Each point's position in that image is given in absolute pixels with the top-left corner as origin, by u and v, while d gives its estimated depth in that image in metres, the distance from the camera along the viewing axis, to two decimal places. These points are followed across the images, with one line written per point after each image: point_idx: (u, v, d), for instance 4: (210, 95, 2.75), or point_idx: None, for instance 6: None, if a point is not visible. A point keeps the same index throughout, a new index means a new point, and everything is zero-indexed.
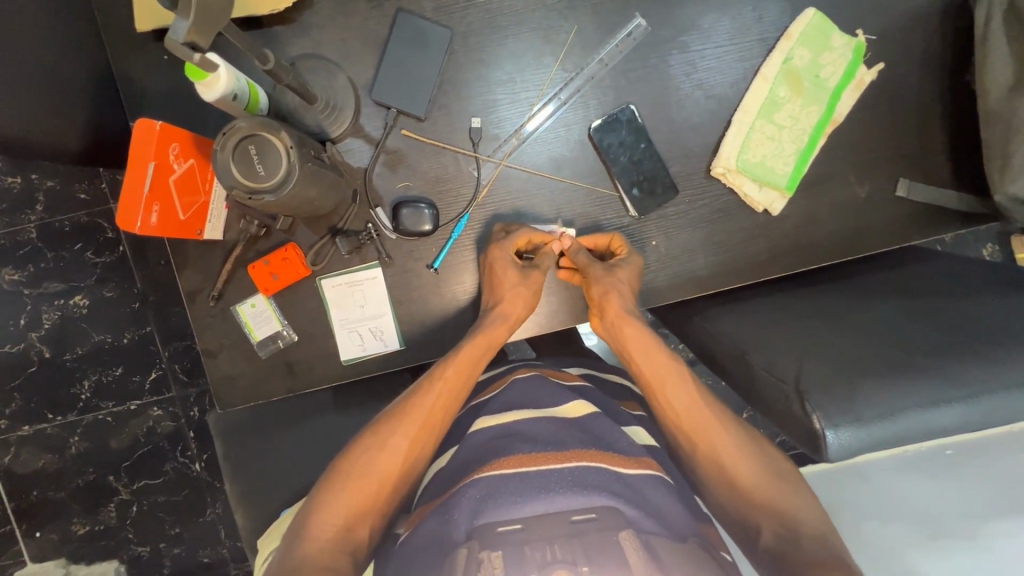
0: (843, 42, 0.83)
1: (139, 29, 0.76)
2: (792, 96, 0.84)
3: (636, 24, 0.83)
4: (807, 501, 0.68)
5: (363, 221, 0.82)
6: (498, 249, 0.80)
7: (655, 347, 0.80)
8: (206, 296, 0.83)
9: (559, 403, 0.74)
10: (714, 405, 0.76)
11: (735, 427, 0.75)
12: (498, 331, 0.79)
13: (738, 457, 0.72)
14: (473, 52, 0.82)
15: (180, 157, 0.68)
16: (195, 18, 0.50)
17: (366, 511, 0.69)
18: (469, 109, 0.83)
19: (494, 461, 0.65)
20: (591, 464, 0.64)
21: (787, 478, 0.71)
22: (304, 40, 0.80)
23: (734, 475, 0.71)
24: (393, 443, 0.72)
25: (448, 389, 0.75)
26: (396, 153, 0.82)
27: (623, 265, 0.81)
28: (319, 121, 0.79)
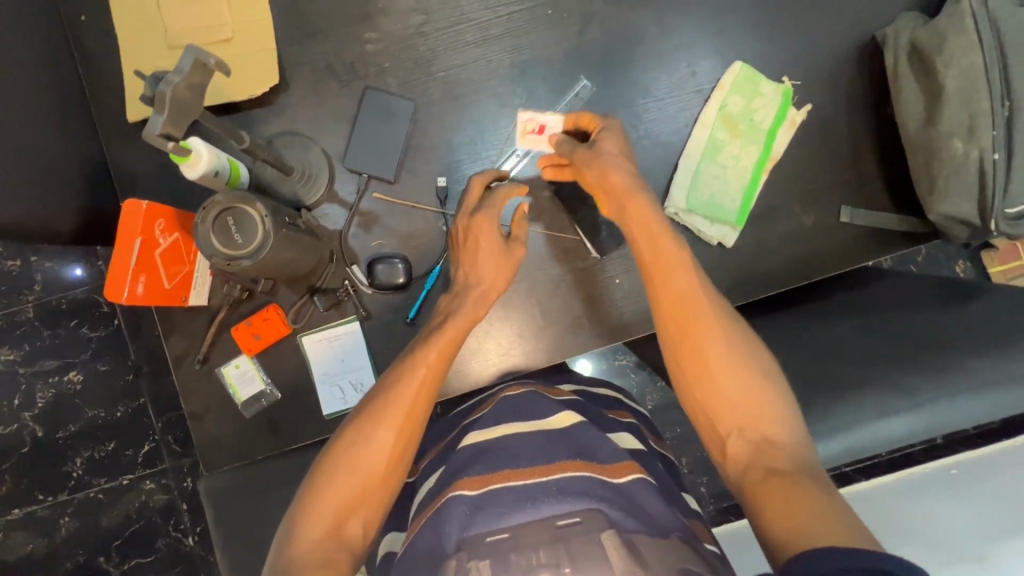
0: (772, 88, 0.92)
1: (130, 119, 0.84)
2: (732, 138, 0.92)
3: (582, 85, 0.91)
4: (782, 418, 0.67)
5: (340, 279, 0.87)
6: (485, 219, 0.82)
7: (660, 232, 0.77)
8: (192, 360, 0.86)
9: (547, 414, 0.76)
10: (722, 309, 0.75)
11: (729, 325, 0.73)
12: (477, 307, 0.81)
13: (728, 362, 0.71)
14: (435, 119, 0.90)
15: (165, 231, 0.73)
16: (169, 112, 0.57)
17: (357, 505, 0.69)
18: (435, 170, 0.89)
19: (481, 473, 0.67)
20: (580, 474, 0.65)
21: (763, 385, 0.69)
22: (280, 120, 0.88)
23: (718, 388, 0.70)
24: (378, 436, 0.71)
25: (429, 375, 0.75)
26: (370, 215, 0.88)
27: (610, 138, 0.82)
28: (296, 190, 0.86)
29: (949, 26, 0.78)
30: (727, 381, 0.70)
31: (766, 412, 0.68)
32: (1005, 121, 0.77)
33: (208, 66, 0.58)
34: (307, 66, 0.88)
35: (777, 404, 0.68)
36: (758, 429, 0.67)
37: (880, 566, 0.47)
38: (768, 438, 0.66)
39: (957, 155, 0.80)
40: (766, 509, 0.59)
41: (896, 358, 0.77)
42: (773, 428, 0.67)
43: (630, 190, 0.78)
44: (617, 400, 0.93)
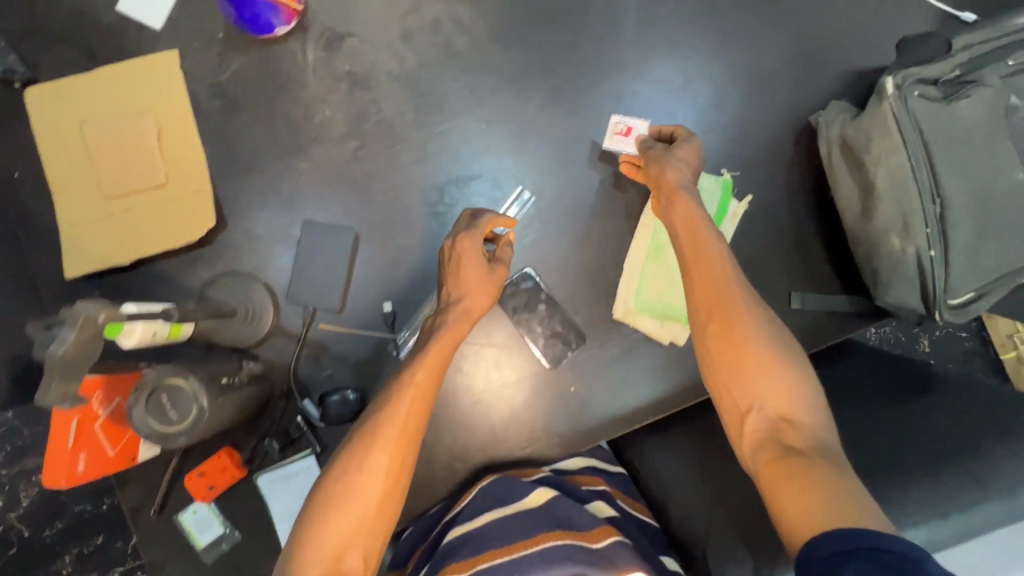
0: (711, 182, 0.92)
1: (69, 276, 0.84)
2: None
3: (523, 195, 0.92)
4: (803, 399, 0.67)
5: (294, 415, 0.87)
6: (469, 239, 0.81)
7: (702, 225, 0.78)
8: (148, 511, 0.85)
9: (522, 495, 0.78)
10: (750, 295, 0.74)
11: (762, 319, 0.72)
12: (460, 325, 0.78)
13: (759, 346, 0.70)
14: (378, 241, 0.90)
15: (105, 402, 0.72)
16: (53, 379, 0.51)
17: (356, 537, 0.64)
18: (381, 293, 0.89)
19: (467, 558, 0.70)
20: (559, 541, 0.70)
21: (788, 368, 0.68)
22: (221, 257, 0.88)
23: (747, 369, 0.69)
24: (371, 461, 0.67)
25: (418, 394, 0.72)
26: (319, 345, 0.88)
27: (688, 147, 0.85)
28: (239, 328, 0.85)
29: (874, 127, 0.78)
30: (756, 365, 0.69)
31: (787, 391, 0.68)
32: (937, 218, 0.77)
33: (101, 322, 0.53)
34: (245, 201, 0.88)
35: (800, 385, 0.67)
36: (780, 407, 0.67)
37: (885, 546, 0.50)
38: (789, 418, 0.66)
39: (896, 251, 0.80)
40: (785, 497, 0.59)
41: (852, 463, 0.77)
42: (800, 422, 0.65)
43: (676, 192, 0.80)
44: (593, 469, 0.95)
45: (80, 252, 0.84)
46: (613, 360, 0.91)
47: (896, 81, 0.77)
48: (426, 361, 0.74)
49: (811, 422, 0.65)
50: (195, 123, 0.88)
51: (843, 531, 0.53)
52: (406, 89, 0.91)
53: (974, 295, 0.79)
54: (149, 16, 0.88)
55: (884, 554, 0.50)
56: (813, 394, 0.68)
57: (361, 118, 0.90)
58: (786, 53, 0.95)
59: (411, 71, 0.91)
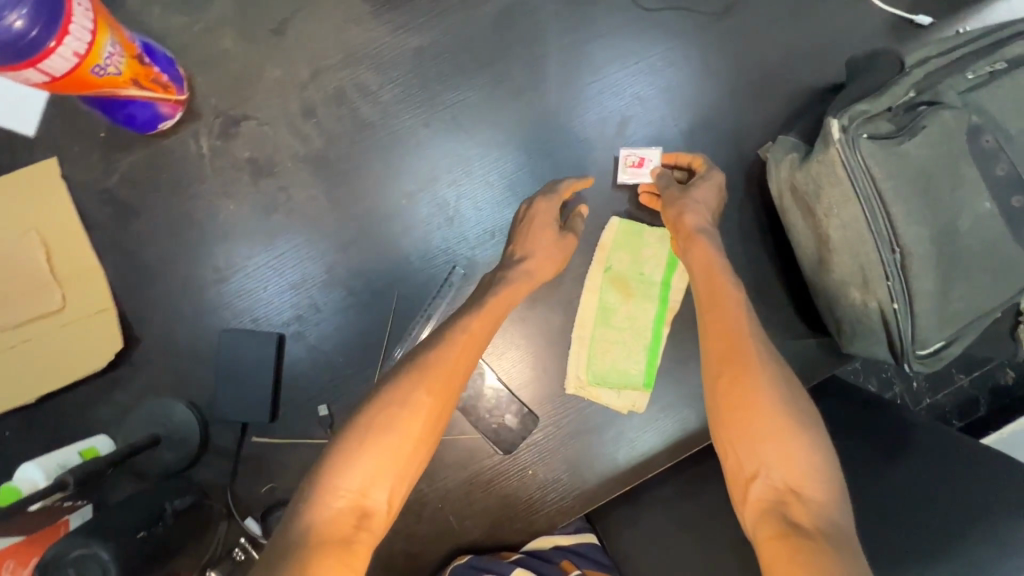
0: (656, 236, 0.86)
1: None
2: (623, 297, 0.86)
3: (455, 271, 0.84)
4: (814, 478, 0.57)
5: (237, 535, 0.82)
6: (545, 202, 0.79)
7: (719, 268, 0.70)
8: None
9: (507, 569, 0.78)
10: (769, 349, 0.66)
11: (779, 377, 0.63)
12: (519, 285, 0.74)
13: (769, 409, 0.61)
14: (306, 339, 0.83)
15: (19, 567, 0.63)
16: None
17: (387, 474, 0.57)
18: (315, 396, 0.83)
19: None
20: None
21: (802, 438, 0.59)
22: (137, 377, 0.81)
23: (754, 429, 0.60)
24: (415, 400, 0.61)
25: (470, 341, 0.67)
26: (255, 459, 0.82)
27: (707, 184, 0.79)
28: (169, 454, 0.80)
29: (823, 174, 0.72)
30: (762, 430, 0.60)
31: (797, 464, 0.58)
32: (898, 268, 0.70)
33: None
34: (154, 314, 0.81)
35: (812, 462, 0.58)
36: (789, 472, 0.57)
37: None
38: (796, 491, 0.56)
39: (857, 304, 0.74)
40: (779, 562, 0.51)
41: None
42: (814, 499, 0.55)
43: (688, 244, 0.73)
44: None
45: None
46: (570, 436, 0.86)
47: (841, 123, 0.70)
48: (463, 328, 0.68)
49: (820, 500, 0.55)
50: (88, 237, 0.80)
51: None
52: (315, 170, 0.83)
53: (944, 343, 0.73)
54: (20, 124, 0.79)
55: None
56: (831, 478, 0.57)
57: (269, 209, 0.82)
58: (726, 82, 0.87)
59: (320, 150, 0.83)
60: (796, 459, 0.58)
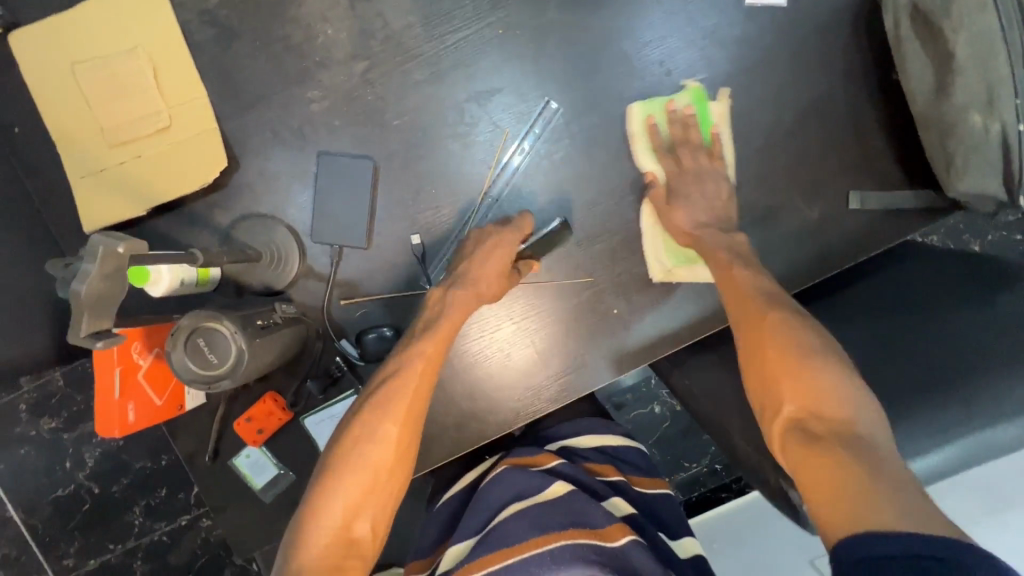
0: (683, 103, 0.85)
1: (88, 230, 0.81)
2: (678, 167, 0.85)
3: (549, 107, 0.84)
4: (838, 393, 0.62)
5: (332, 356, 0.86)
6: (479, 233, 0.82)
7: (732, 267, 0.77)
8: (203, 456, 0.86)
9: (543, 487, 0.81)
10: (787, 304, 0.73)
11: (795, 317, 0.71)
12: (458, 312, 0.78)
13: (787, 347, 0.68)
14: (399, 169, 0.84)
15: (143, 351, 0.72)
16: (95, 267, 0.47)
17: (364, 504, 0.67)
18: (408, 228, 0.85)
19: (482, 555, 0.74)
20: (577, 541, 0.73)
21: (816, 361, 0.65)
22: (239, 199, 0.84)
23: (779, 371, 0.66)
24: (370, 446, 0.69)
25: (427, 369, 0.74)
26: (349, 284, 0.85)
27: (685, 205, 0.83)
28: (268, 275, 0.83)
29: None
30: (794, 439, 0.61)
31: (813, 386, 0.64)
32: None
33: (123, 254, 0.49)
34: (253, 138, 0.83)
35: (838, 376, 0.64)
36: (806, 419, 0.62)
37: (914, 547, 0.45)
38: (818, 415, 0.61)
39: (977, 129, 0.70)
40: (824, 499, 0.53)
41: None
42: (832, 411, 0.61)
43: (699, 238, 0.82)
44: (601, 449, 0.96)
45: (95, 205, 0.81)
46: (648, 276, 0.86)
47: None
48: (488, 256, 0.80)
49: (849, 412, 0.60)
50: (190, 55, 0.81)
51: (869, 531, 0.47)
52: None
53: None
54: None
55: (931, 563, 0.43)
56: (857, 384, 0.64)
57: (365, 36, 0.82)
58: None
59: None
60: (824, 382, 0.63)
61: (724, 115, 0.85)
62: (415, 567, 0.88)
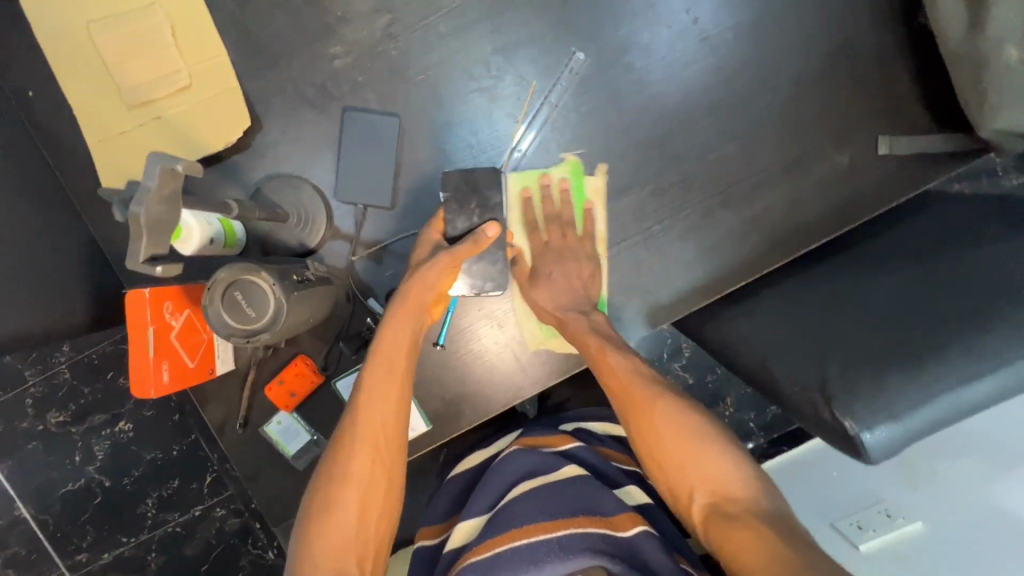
0: (789, 96, 0.85)
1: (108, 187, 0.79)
2: (545, 242, 0.85)
3: (576, 58, 0.83)
4: (729, 471, 0.66)
5: (363, 317, 0.85)
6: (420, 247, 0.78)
7: (608, 348, 0.76)
8: (233, 425, 0.85)
9: (557, 468, 0.76)
10: (659, 385, 0.74)
11: (664, 396, 0.72)
12: (395, 320, 0.74)
13: (664, 431, 0.70)
14: (425, 127, 0.83)
15: (175, 311, 0.71)
16: (151, 185, 0.49)
17: (345, 551, 0.65)
18: (437, 185, 0.84)
19: (490, 536, 0.68)
20: (585, 531, 0.66)
21: (705, 441, 0.68)
22: (262, 161, 0.82)
23: (675, 463, 0.68)
24: (346, 493, 0.68)
25: (382, 400, 0.71)
26: (377, 244, 0.84)
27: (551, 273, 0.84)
28: (297, 235, 0.82)
29: None
30: (713, 525, 0.64)
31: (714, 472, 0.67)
32: None
33: (177, 173, 0.50)
34: (275, 97, 0.81)
35: (722, 456, 0.67)
36: (718, 502, 0.65)
37: None
38: (725, 495, 0.65)
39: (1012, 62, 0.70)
40: None
41: (980, 296, 0.69)
42: (736, 490, 0.65)
43: (562, 320, 0.82)
44: (616, 438, 0.90)
45: (116, 164, 0.79)
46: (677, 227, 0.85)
47: None
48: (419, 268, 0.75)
49: (748, 489, 0.65)
50: (206, 11, 0.78)
51: None
52: None
53: None
54: None
55: None
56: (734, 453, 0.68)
57: None
58: None
59: None
60: (713, 463, 0.67)
61: (751, 63, 0.84)
62: (425, 533, 0.83)
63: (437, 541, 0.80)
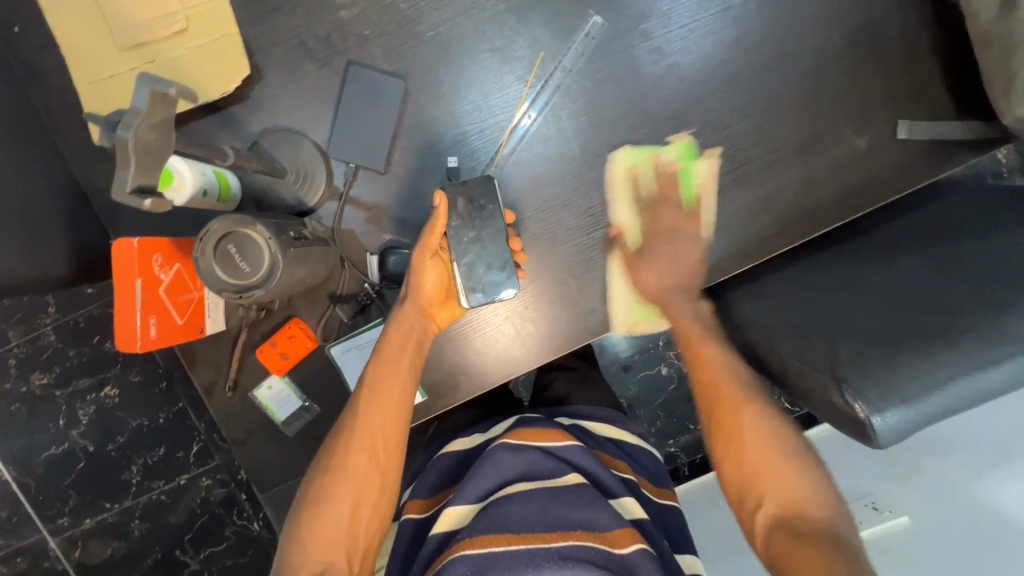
0: (670, 157, 0.82)
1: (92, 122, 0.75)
2: (652, 224, 0.83)
3: (593, 22, 0.80)
4: (811, 486, 0.64)
5: (359, 282, 0.82)
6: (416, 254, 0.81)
7: (712, 347, 0.77)
8: (222, 388, 0.82)
9: (558, 472, 0.70)
10: (756, 389, 0.72)
11: (759, 398, 0.72)
12: (399, 321, 0.77)
13: (749, 430, 0.69)
14: (432, 87, 0.80)
15: (165, 265, 0.68)
16: (145, 109, 0.46)
17: (336, 549, 0.66)
18: (442, 149, 0.81)
19: (482, 532, 0.62)
20: (580, 544, 0.61)
21: (789, 452, 0.67)
22: (261, 114, 0.79)
23: (751, 464, 0.67)
24: (340, 489, 0.69)
25: (386, 400, 0.73)
26: (376, 207, 0.81)
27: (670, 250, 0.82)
28: (295, 192, 0.79)
29: None
30: (781, 538, 0.62)
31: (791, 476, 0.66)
32: None
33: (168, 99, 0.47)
34: (277, 47, 0.78)
35: (804, 470, 0.65)
36: (793, 518, 0.63)
37: None
38: (800, 510, 0.63)
39: None
40: None
41: (997, 282, 0.67)
42: (812, 505, 0.63)
43: (664, 297, 0.83)
44: (613, 440, 0.84)
45: (101, 98, 0.75)
46: (684, 205, 0.83)
47: None
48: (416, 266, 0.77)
49: (824, 504, 0.63)
50: None
51: None
52: None
53: None
54: None
55: None
56: (819, 472, 0.65)
57: None
58: None
59: None
60: (788, 474, 0.65)
61: (774, 37, 0.81)
62: (409, 508, 0.78)
63: (423, 516, 0.75)
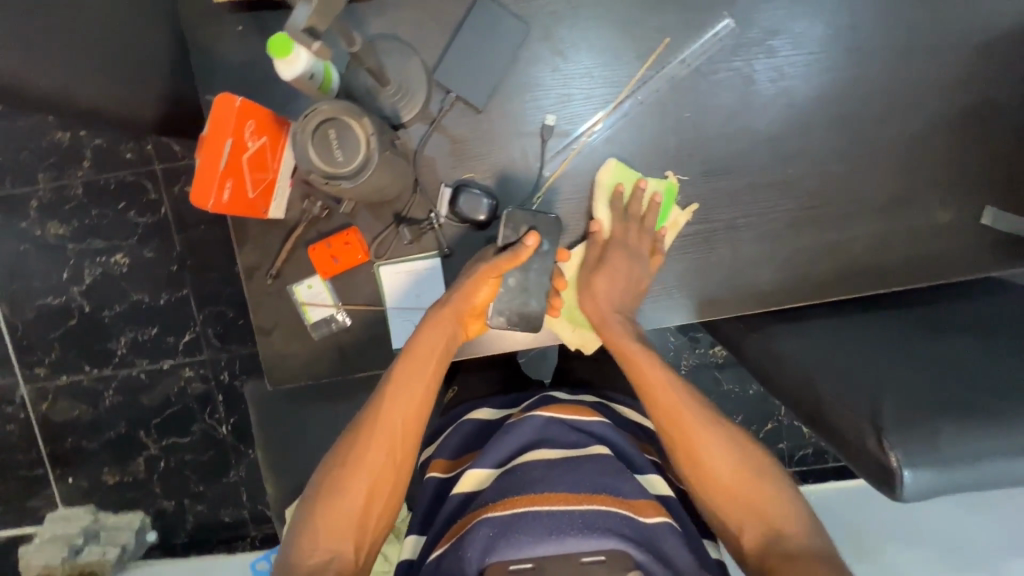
0: (654, 188, 0.82)
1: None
2: (624, 235, 0.82)
3: (725, 24, 0.79)
4: (789, 510, 0.66)
5: (426, 209, 0.82)
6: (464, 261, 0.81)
7: (666, 380, 0.74)
8: (263, 274, 0.82)
9: (580, 445, 0.70)
10: (705, 408, 0.73)
11: (716, 426, 0.71)
12: (436, 325, 0.76)
13: (719, 458, 0.69)
14: (552, 41, 0.79)
15: (255, 134, 0.68)
16: None
17: (347, 536, 0.68)
18: (544, 104, 0.81)
19: (507, 494, 0.63)
20: (603, 510, 0.62)
21: (763, 473, 0.69)
22: (378, 19, 0.78)
23: (732, 489, 0.68)
24: (356, 483, 0.69)
25: (413, 400, 0.73)
26: (462, 142, 0.81)
27: (618, 257, 0.81)
28: (392, 105, 0.79)
29: None
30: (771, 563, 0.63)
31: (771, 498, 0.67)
32: None
33: None
34: None
35: (778, 491, 0.68)
36: (772, 539, 0.65)
37: None
38: (780, 530, 0.65)
39: None
40: None
41: None
42: (792, 527, 0.65)
43: (606, 316, 0.80)
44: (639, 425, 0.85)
45: None
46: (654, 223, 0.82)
47: None
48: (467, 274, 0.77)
49: (798, 523, 0.66)
50: None
51: None
52: None
53: None
54: None
55: None
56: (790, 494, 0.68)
57: None
58: None
59: None
60: (773, 498, 0.67)
61: (892, 90, 0.81)
62: (435, 464, 0.79)
63: (447, 476, 0.77)
